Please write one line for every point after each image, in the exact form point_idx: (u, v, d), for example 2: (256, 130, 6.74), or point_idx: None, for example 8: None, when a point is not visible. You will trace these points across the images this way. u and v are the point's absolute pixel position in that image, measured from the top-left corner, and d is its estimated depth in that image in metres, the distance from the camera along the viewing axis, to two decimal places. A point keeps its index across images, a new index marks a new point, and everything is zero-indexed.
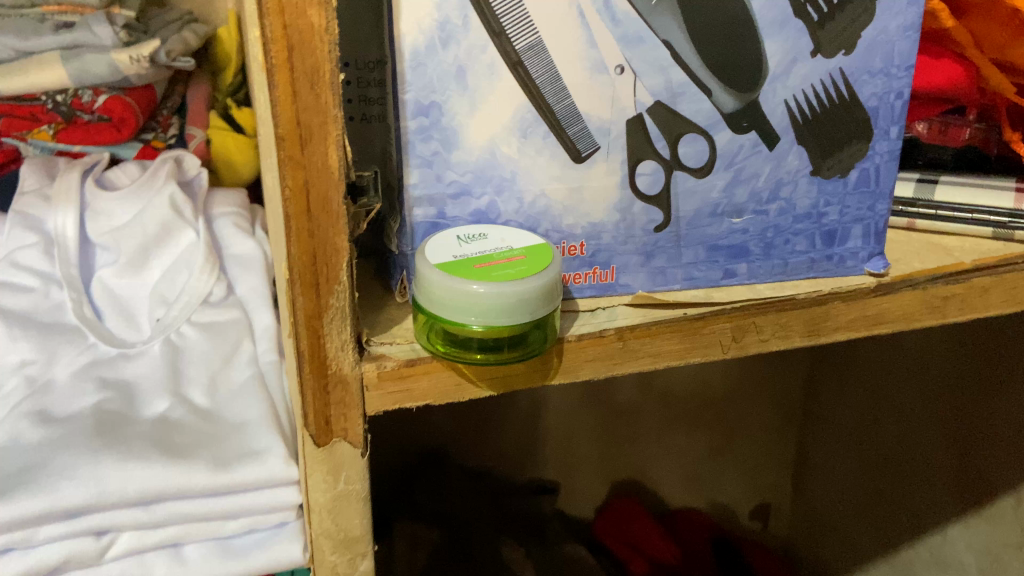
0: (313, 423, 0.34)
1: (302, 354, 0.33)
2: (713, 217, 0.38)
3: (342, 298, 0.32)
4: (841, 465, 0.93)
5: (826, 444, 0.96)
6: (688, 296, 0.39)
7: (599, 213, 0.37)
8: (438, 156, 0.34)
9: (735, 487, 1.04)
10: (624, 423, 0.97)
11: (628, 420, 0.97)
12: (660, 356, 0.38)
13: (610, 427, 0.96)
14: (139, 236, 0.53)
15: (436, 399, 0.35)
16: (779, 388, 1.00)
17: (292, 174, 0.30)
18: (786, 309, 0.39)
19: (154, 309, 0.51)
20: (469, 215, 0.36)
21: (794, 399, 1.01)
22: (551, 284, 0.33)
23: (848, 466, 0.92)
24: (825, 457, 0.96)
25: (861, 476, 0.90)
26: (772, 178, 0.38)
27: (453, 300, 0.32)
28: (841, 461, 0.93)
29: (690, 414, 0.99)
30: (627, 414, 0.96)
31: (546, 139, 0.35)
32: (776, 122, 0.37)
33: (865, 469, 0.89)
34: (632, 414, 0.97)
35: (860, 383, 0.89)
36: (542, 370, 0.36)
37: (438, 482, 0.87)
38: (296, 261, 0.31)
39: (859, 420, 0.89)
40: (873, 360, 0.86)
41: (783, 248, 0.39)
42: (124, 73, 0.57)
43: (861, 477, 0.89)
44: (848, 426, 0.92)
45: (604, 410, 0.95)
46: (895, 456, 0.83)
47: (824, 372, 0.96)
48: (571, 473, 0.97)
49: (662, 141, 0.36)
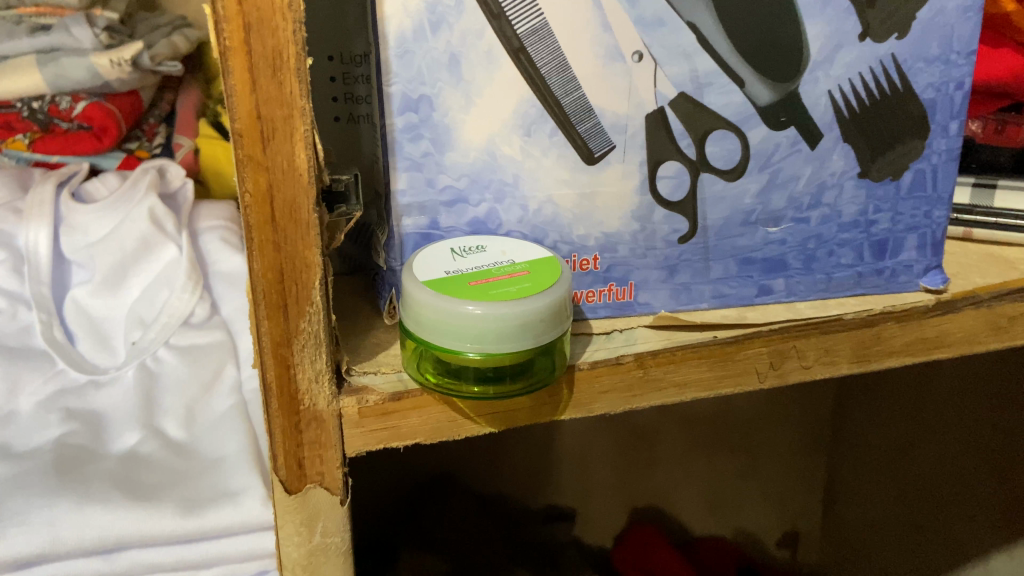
0: (283, 467, 0.29)
1: (270, 386, 0.28)
2: (746, 226, 0.33)
3: (315, 323, 0.27)
4: (876, 494, 0.87)
5: (859, 470, 0.90)
6: (718, 316, 0.34)
7: (615, 223, 0.32)
8: (429, 157, 0.30)
9: (764, 517, 0.97)
10: (644, 446, 0.91)
11: (648, 442, 0.91)
12: (687, 386, 0.33)
13: (628, 449, 0.91)
14: (116, 253, 0.49)
15: (427, 437, 0.30)
16: (808, 408, 0.94)
17: (252, 178, 0.25)
18: (832, 331, 0.34)
19: (130, 331, 0.47)
20: (466, 224, 0.31)
21: (823, 421, 0.95)
22: (556, 304, 0.28)
23: (882, 491, 0.86)
24: (859, 485, 0.90)
25: (893, 501, 0.84)
26: (814, 181, 0.33)
27: (444, 324, 0.28)
28: (874, 486, 0.87)
29: (716, 439, 0.92)
30: (646, 436, 0.91)
31: (553, 137, 0.30)
32: (818, 117, 0.32)
33: (898, 493, 0.83)
34: (651, 437, 0.91)
35: (892, 403, 0.83)
36: (550, 404, 0.31)
37: (449, 510, 0.82)
38: (259, 279, 0.26)
39: (892, 442, 0.84)
40: (908, 381, 0.80)
41: (826, 261, 0.34)
42: (105, 78, 0.53)
43: (896, 504, 0.83)
44: (882, 449, 0.86)
45: (621, 433, 0.90)
46: (931, 480, 0.77)
47: (855, 394, 0.90)
48: (588, 500, 0.92)
49: (687, 138, 0.31)
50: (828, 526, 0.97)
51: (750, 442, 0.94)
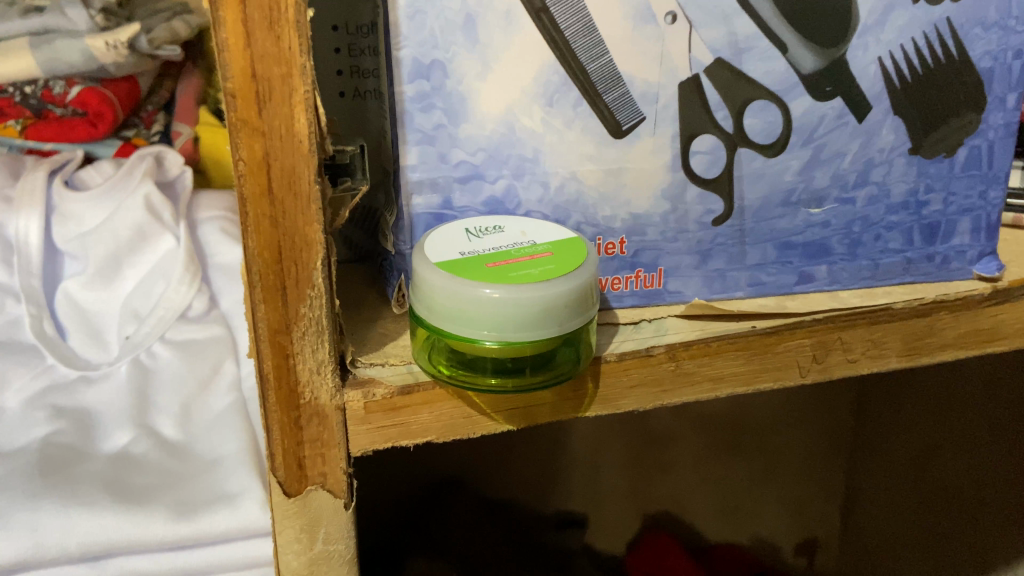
0: (281, 467, 0.27)
1: (267, 378, 0.25)
2: (787, 207, 0.30)
3: (316, 308, 0.25)
4: (897, 509, 0.77)
5: (881, 478, 0.80)
6: (755, 305, 0.31)
7: (643, 203, 0.30)
8: (442, 130, 0.27)
9: (785, 534, 0.88)
10: (658, 450, 0.83)
11: (663, 447, 0.83)
12: (723, 381, 0.30)
13: (642, 455, 0.83)
14: (111, 243, 0.46)
15: (439, 435, 0.28)
16: (826, 410, 0.84)
17: (247, 144, 0.23)
18: (880, 321, 0.31)
19: (124, 326, 0.45)
20: (481, 204, 0.29)
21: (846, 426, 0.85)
22: (582, 289, 0.26)
23: (903, 503, 0.76)
24: (877, 498, 0.81)
25: (915, 515, 0.74)
26: (860, 158, 0.30)
27: (459, 310, 0.25)
28: (895, 497, 0.78)
29: (737, 443, 0.84)
30: (660, 440, 0.83)
31: (577, 107, 0.28)
32: (867, 87, 0.29)
33: (920, 505, 0.73)
34: (664, 441, 0.83)
35: (915, 406, 0.74)
36: (574, 400, 0.29)
37: (456, 514, 0.76)
38: (255, 259, 0.24)
39: (914, 449, 0.74)
40: (934, 383, 0.71)
41: (872, 245, 0.32)
42: (100, 62, 0.51)
43: (918, 518, 0.74)
44: (903, 458, 0.76)
45: (634, 436, 0.82)
46: (956, 493, 0.68)
47: (878, 395, 0.80)
48: (600, 505, 0.84)
49: (723, 110, 0.29)
50: (845, 543, 0.87)
51: (772, 448, 0.85)
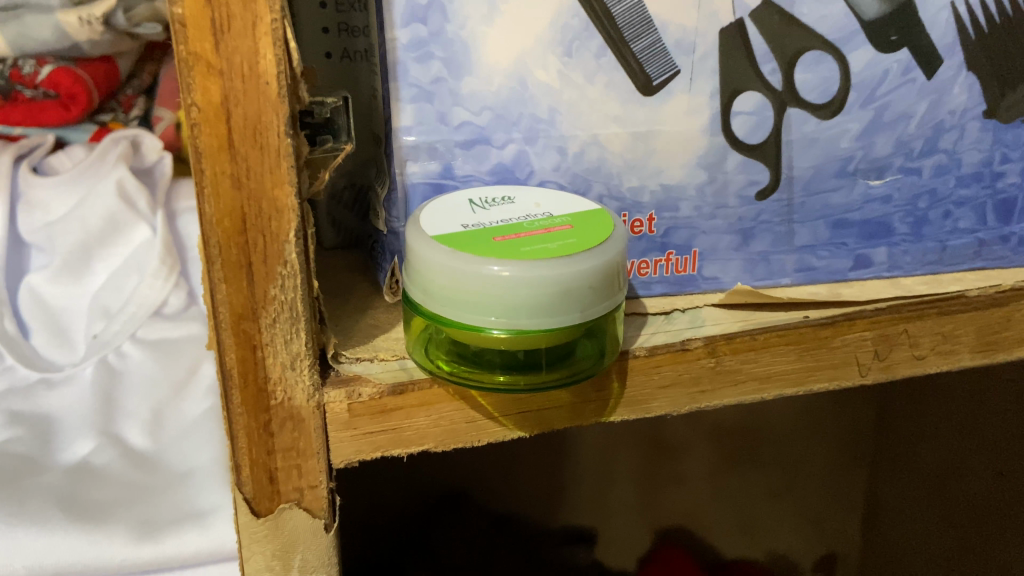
0: (249, 482, 0.22)
1: (231, 376, 0.21)
2: (842, 178, 0.26)
3: (289, 291, 0.21)
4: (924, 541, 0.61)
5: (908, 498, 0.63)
6: (805, 293, 0.27)
7: (677, 172, 0.25)
8: (441, 84, 0.23)
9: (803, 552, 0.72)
10: (665, 459, 0.68)
11: (671, 455, 0.68)
12: (770, 380, 0.26)
13: (649, 465, 0.68)
14: (79, 232, 0.42)
15: (438, 443, 0.23)
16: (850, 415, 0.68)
17: (201, 86, 0.18)
18: (950, 312, 0.27)
19: (92, 323, 0.41)
20: (488, 172, 0.25)
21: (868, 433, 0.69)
22: (608, 268, 0.22)
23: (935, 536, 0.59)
24: (905, 525, 0.64)
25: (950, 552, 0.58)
26: (928, 122, 0.26)
27: (461, 292, 0.21)
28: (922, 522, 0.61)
29: (749, 452, 0.68)
30: (669, 449, 0.68)
31: (601, 58, 0.24)
32: (937, 37, 0.25)
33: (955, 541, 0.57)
34: (671, 449, 0.68)
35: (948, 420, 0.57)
36: (595, 403, 0.24)
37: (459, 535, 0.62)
38: (212, 229, 0.19)
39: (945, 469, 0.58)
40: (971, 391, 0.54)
41: (940, 224, 0.27)
42: (74, 39, 0.47)
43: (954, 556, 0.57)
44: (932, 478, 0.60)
45: (627, 442, 0.67)
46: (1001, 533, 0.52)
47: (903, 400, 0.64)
48: (607, 514, 0.69)
49: (771, 63, 0.25)
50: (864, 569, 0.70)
51: (789, 459, 0.69)
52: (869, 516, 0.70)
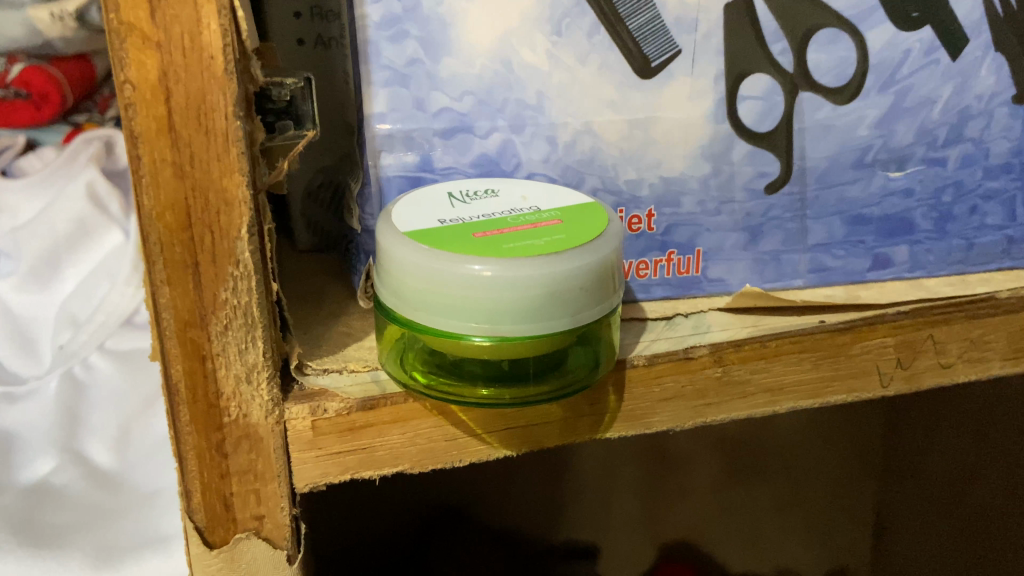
0: (201, 507, 0.20)
1: (178, 391, 0.19)
2: (860, 169, 0.24)
3: (242, 294, 0.18)
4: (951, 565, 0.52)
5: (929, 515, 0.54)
6: (821, 296, 0.24)
7: (678, 163, 0.23)
8: (418, 66, 0.21)
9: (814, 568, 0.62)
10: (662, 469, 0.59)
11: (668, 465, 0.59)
12: (783, 391, 0.24)
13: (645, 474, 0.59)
14: (46, 237, 0.40)
15: (415, 464, 0.21)
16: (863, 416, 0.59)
17: (136, 61, 0.16)
18: (979, 316, 0.25)
19: (58, 333, 0.39)
20: (470, 164, 0.22)
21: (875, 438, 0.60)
22: (601, 268, 0.19)
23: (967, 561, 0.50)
24: (921, 551, 0.55)
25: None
26: (953, 108, 0.24)
27: (435, 294, 0.19)
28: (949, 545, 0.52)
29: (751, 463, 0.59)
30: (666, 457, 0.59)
31: (593, 38, 0.21)
32: (962, 14, 0.23)
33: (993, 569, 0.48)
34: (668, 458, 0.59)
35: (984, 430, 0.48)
36: (590, 418, 0.22)
37: (462, 560, 0.55)
38: (153, 224, 0.17)
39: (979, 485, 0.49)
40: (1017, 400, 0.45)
41: (966, 220, 0.25)
42: (45, 36, 0.44)
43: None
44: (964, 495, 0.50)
45: (621, 453, 0.58)
46: None
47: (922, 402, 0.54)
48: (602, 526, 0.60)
49: (782, 43, 0.22)
50: None
51: (796, 471, 0.60)
52: (880, 535, 0.60)
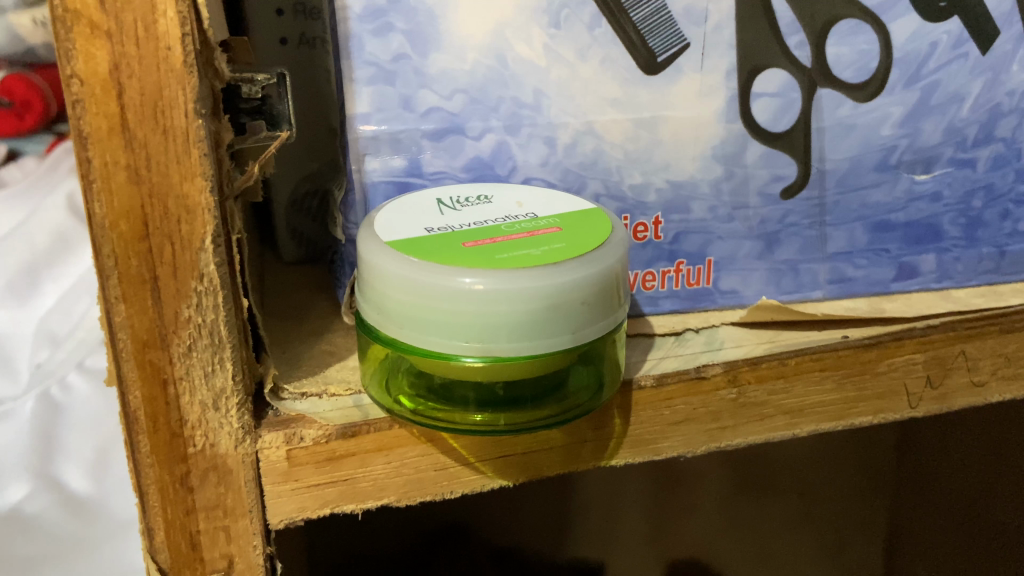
0: (165, 546, 0.18)
1: (137, 420, 0.17)
2: (883, 172, 0.22)
3: (207, 312, 0.16)
4: None
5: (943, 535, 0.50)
6: (842, 309, 0.23)
7: (687, 166, 0.21)
8: (404, 62, 0.19)
9: None
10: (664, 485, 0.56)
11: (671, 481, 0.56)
12: (802, 412, 0.22)
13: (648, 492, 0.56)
14: (25, 251, 0.37)
15: (402, 495, 0.19)
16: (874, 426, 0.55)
17: (84, 52, 0.14)
18: (1015, 330, 0.23)
19: (36, 351, 0.35)
20: (462, 169, 0.20)
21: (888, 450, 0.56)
22: (604, 280, 0.17)
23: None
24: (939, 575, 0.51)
25: None
26: (983, 106, 0.22)
27: (422, 310, 0.17)
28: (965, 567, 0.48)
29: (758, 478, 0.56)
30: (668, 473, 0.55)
31: (594, 30, 0.20)
32: (993, 5, 0.21)
33: None
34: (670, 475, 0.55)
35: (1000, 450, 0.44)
36: (594, 443, 0.20)
37: None
38: (107, 234, 0.16)
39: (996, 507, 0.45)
40: None
41: (997, 227, 0.23)
42: (28, 43, 0.43)
43: None
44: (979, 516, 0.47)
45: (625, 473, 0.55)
46: None
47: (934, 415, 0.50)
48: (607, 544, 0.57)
49: (799, 37, 0.21)
50: None
51: (807, 486, 0.56)
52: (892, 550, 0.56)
